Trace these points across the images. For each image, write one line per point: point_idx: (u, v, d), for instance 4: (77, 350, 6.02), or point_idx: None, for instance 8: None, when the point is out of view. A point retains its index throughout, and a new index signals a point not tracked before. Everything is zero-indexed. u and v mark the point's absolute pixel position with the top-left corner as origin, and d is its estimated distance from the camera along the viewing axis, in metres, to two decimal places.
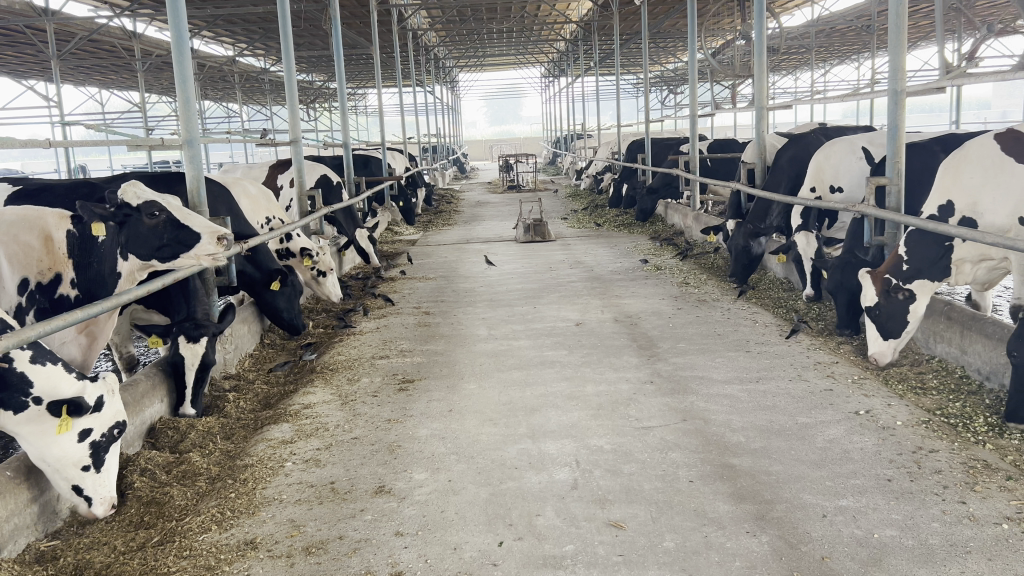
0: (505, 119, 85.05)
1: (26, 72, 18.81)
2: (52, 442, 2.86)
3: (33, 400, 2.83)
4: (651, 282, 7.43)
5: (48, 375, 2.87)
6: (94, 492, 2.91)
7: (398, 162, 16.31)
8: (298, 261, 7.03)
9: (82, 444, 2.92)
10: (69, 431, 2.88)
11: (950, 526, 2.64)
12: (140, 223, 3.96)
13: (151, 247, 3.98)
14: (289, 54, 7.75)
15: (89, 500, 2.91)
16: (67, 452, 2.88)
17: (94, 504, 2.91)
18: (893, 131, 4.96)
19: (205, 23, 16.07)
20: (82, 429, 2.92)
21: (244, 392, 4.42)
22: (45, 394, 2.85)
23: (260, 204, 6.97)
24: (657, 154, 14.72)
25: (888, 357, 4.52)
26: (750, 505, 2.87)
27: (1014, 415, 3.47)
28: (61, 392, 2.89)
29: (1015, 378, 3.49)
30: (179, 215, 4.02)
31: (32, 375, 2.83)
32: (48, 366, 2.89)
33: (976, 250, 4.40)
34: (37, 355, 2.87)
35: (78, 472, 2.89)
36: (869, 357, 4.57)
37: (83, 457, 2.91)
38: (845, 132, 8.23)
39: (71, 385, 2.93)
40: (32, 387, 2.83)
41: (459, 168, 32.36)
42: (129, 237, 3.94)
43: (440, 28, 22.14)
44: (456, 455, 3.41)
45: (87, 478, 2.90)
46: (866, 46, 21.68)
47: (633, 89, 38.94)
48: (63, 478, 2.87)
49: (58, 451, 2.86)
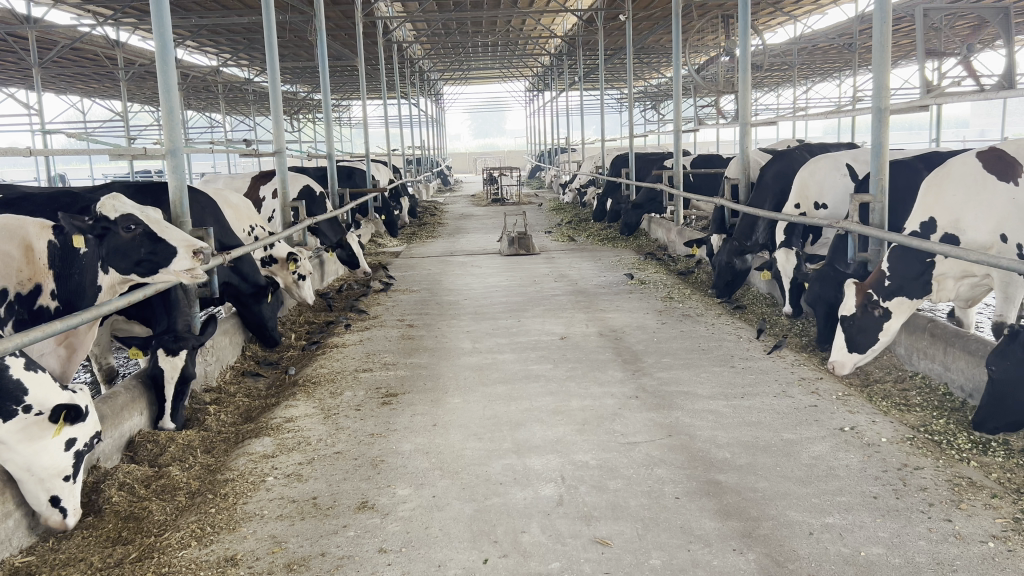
0: (488, 133, 85.51)
1: (6, 80, 18.58)
2: (42, 450, 2.82)
3: (23, 408, 2.79)
4: (636, 296, 7.44)
5: (40, 383, 2.86)
6: (70, 502, 2.85)
7: (382, 174, 16.29)
8: (285, 263, 6.95)
9: (68, 453, 2.90)
10: (61, 439, 2.87)
11: (936, 544, 2.65)
12: (118, 236, 3.92)
13: (129, 261, 3.96)
14: (274, 62, 7.68)
15: (64, 511, 2.83)
16: (54, 459, 2.84)
17: (67, 515, 2.83)
18: (877, 148, 5.02)
19: (190, 32, 15.97)
20: (70, 437, 2.91)
21: (225, 405, 4.35)
22: (37, 402, 2.82)
23: (243, 213, 6.93)
24: (641, 170, 14.83)
25: (847, 368, 4.67)
26: (736, 522, 2.86)
27: (980, 424, 3.59)
28: (49, 401, 2.87)
29: (993, 392, 3.54)
30: (156, 228, 3.99)
31: (27, 382, 2.82)
32: (39, 373, 2.90)
33: (958, 267, 4.45)
34: (30, 363, 2.88)
35: (57, 482, 2.82)
36: (830, 365, 4.73)
37: (67, 467, 2.88)
38: (826, 148, 8.31)
39: (59, 396, 2.92)
40: (25, 395, 2.80)
41: (443, 181, 32.40)
42: (108, 250, 3.91)
43: (425, 41, 22.20)
44: (439, 470, 3.37)
45: (66, 489, 2.84)
46: (848, 65, 22.06)
47: (617, 105, 39.30)
48: (45, 489, 2.78)
49: (46, 459, 2.82)
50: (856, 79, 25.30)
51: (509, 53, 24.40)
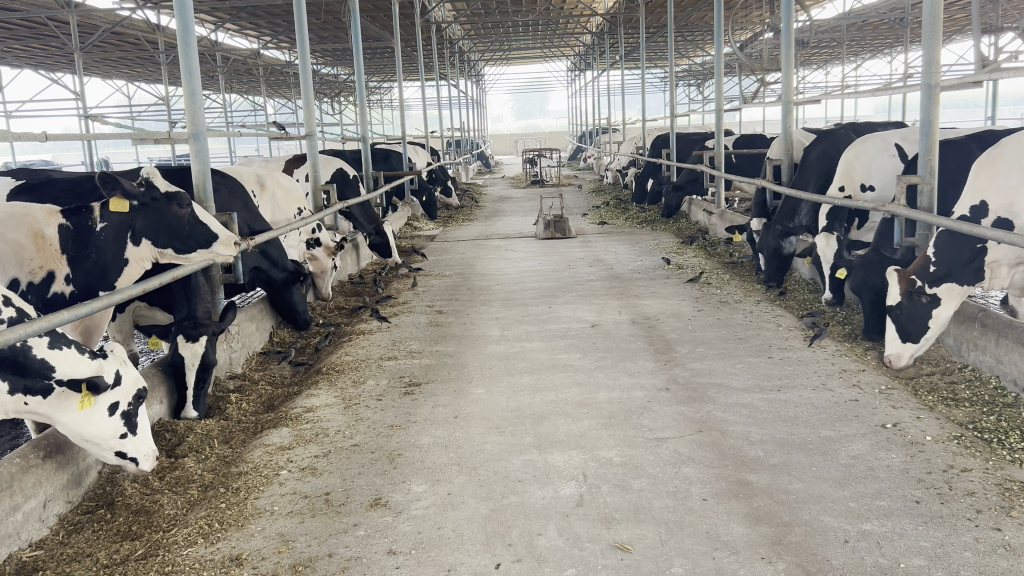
0: (530, 114, 85.12)
1: (52, 64, 19.11)
2: (89, 421, 3.00)
3: (57, 382, 2.91)
4: (671, 281, 7.23)
5: (66, 360, 2.93)
6: (137, 452, 3.13)
7: (420, 157, 16.24)
8: (331, 250, 7.08)
9: (114, 417, 3.07)
10: (102, 408, 3.04)
11: (984, 556, 2.43)
12: (169, 210, 4.02)
13: (174, 236, 4.03)
14: (304, 43, 7.51)
15: (135, 460, 3.13)
16: (102, 426, 3.03)
17: (140, 462, 3.14)
18: (927, 127, 4.68)
19: (229, 16, 16.04)
20: (109, 404, 3.06)
21: (247, 393, 4.33)
22: (64, 375, 2.92)
23: (292, 195, 6.91)
24: (682, 150, 14.45)
25: (904, 359, 4.41)
26: (767, 527, 2.69)
27: None
28: (79, 374, 2.96)
29: None
30: (203, 214, 4.12)
31: (53, 360, 2.89)
32: (64, 350, 2.94)
33: (1012, 253, 4.28)
34: (54, 341, 2.91)
35: (118, 440, 3.08)
36: (884, 358, 4.48)
37: (119, 428, 3.08)
38: (876, 128, 7.92)
39: (87, 367, 3.00)
40: (53, 371, 2.89)
41: (483, 163, 32.28)
42: (148, 221, 3.98)
43: (463, 21, 22.00)
44: (458, 466, 3.27)
45: (127, 444, 3.10)
46: (900, 40, 21.27)
47: (660, 84, 38.63)
48: (108, 449, 3.06)
49: (94, 427, 3.02)
50: (909, 55, 24.25)
51: (550, 33, 23.96)
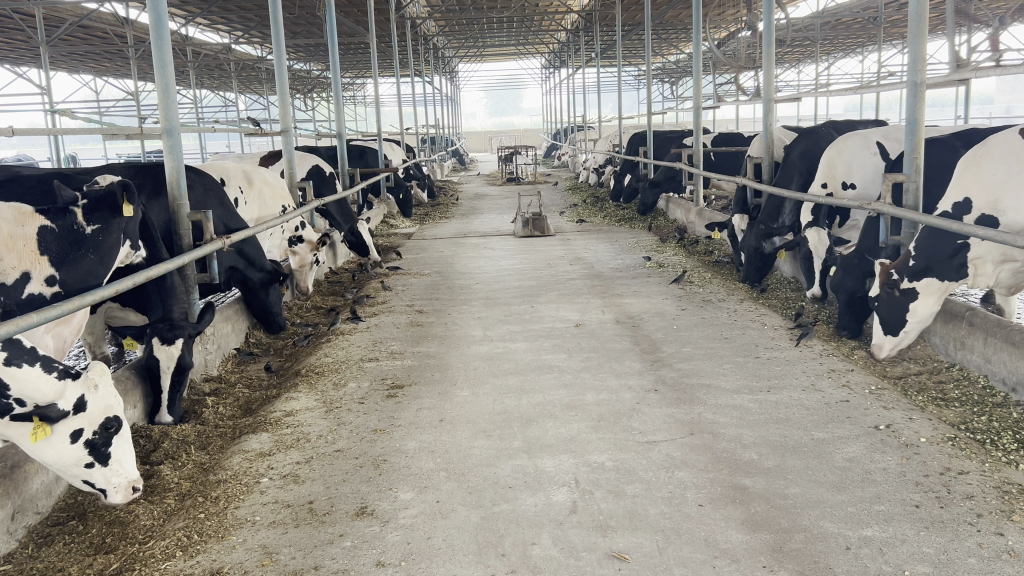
0: (504, 111, 84.83)
1: (16, 59, 18.58)
2: (49, 446, 2.77)
3: (16, 401, 2.74)
4: (653, 280, 7.18)
5: (25, 378, 2.72)
6: (107, 483, 2.86)
7: (395, 154, 16.04)
8: (313, 246, 7.01)
9: (77, 445, 2.82)
10: (64, 434, 2.80)
11: (988, 563, 2.39)
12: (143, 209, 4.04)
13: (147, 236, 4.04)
14: (278, 38, 7.27)
15: (105, 490, 2.86)
16: (64, 453, 2.80)
17: (110, 494, 2.86)
18: (912, 126, 4.67)
19: (200, 9, 15.68)
20: (73, 430, 2.82)
21: (224, 397, 4.18)
22: (21, 395, 2.73)
23: (277, 192, 6.72)
24: (660, 148, 14.42)
25: (886, 350, 4.52)
26: (766, 534, 2.63)
27: None
28: (39, 395, 2.75)
29: None
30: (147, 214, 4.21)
31: (7, 378, 2.70)
32: (24, 368, 2.73)
33: (996, 249, 4.27)
34: (12, 357, 2.70)
35: (84, 468, 2.84)
36: (870, 348, 4.60)
37: (85, 456, 2.83)
38: (856, 126, 7.95)
39: (49, 387, 2.77)
40: (8, 390, 2.71)
41: (458, 160, 32.04)
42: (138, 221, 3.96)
43: (438, 16, 21.75)
44: (445, 472, 3.16)
45: (94, 473, 2.85)
46: (872, 39, 21.51)
47: (636, 82, 38.72)
48: (72, 476, 2.83)
49: (53, 454, 2.78)
50: (881, 53, 24.50)
51: (525, 29, 23.85)
